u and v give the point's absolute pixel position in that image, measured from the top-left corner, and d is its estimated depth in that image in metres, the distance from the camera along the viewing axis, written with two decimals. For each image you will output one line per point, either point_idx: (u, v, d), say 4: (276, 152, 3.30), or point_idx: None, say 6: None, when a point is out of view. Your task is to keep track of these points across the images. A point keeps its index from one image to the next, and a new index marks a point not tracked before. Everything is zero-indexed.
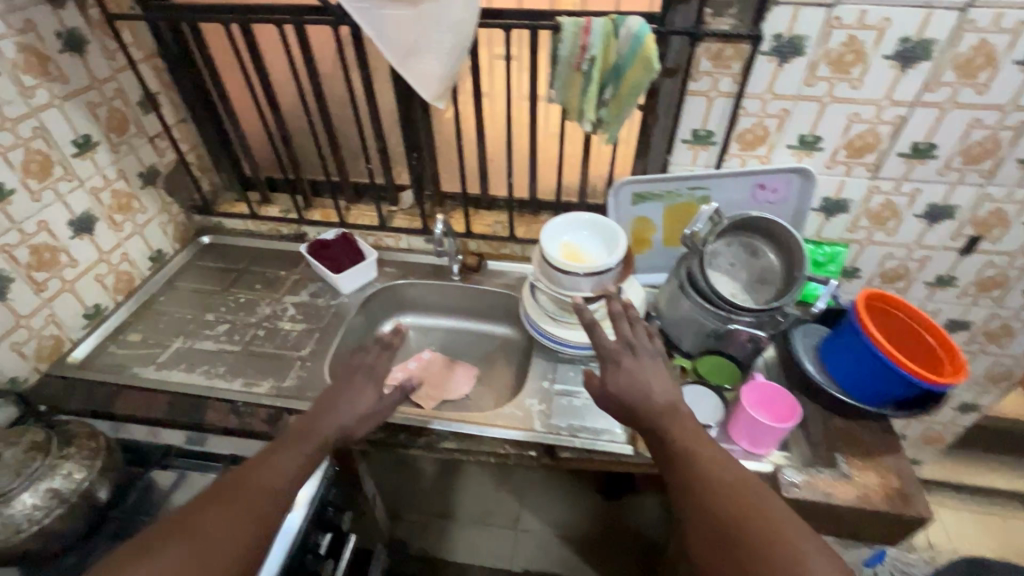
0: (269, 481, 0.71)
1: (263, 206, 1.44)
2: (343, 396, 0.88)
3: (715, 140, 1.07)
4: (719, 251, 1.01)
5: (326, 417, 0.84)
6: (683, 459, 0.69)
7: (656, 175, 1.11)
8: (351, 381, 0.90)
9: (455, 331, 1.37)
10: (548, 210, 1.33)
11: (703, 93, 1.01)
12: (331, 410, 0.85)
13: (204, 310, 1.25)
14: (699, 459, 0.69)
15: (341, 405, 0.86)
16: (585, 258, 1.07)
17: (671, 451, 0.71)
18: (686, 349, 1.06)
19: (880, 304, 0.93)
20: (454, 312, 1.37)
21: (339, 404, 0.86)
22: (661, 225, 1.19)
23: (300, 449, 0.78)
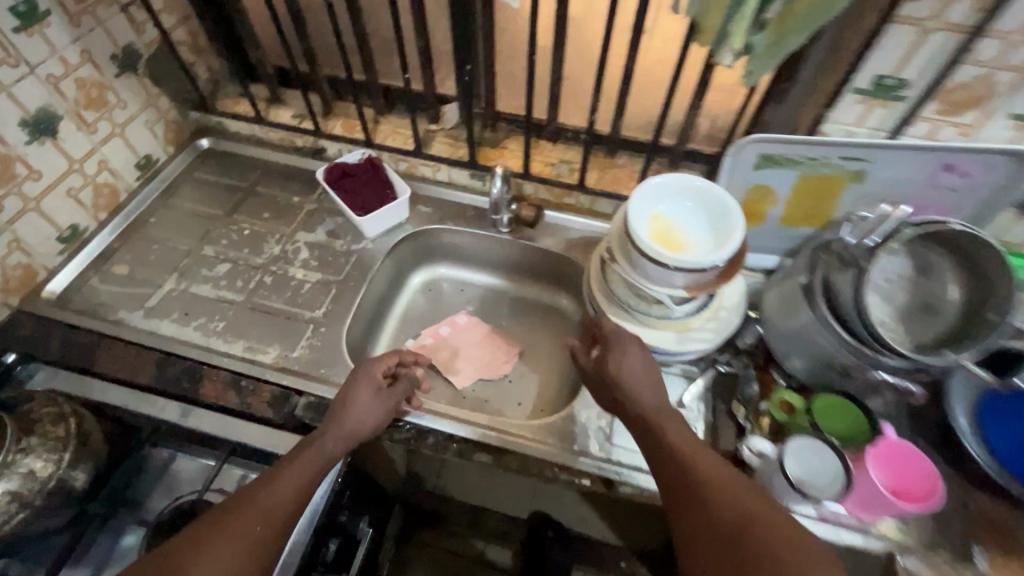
0: (282, 498, 0.62)
1: (273, 107, 1.16)
2: (346, 400, 0.74)
3: (904, 94, 0.74)
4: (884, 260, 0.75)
5: (327, 428, 0.71)
6: (674, 456, 0.63)
7: (800, 135, 0.80)
8: (352, 382, 0.77)
9: (497, 290, 1.15)
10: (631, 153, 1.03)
11: (915, 21, 0.66)
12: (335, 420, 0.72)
13: (202, 241, 1.04)
14: (692, 458, 0.62)
15: (342, 412, 0.73)
16: (682, 244, 0.81)
17: (667, 447, 0.65)
18: (794, 375, 0.84)
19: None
20: (499, 267, 1.14)
21: (345, 411, 0.73)
22: (785, 199, 0.90)
23: (306, 465, 0.67)
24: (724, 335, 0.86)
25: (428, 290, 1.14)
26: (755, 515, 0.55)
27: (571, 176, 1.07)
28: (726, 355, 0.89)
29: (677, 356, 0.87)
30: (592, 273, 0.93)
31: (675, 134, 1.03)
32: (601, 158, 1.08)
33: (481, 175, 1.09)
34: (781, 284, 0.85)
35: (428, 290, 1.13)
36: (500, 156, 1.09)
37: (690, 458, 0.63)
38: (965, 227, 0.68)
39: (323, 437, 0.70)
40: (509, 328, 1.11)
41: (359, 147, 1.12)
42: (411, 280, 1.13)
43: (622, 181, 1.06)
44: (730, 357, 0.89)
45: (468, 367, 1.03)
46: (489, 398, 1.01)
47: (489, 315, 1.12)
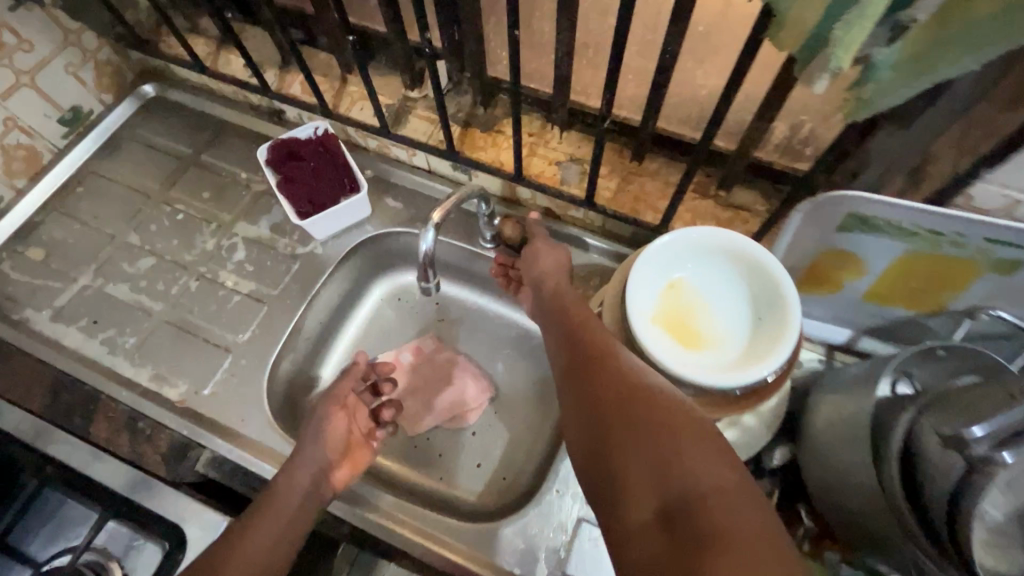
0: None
1: (223, 51, 0.93)
2: (280, 489, 0.60)
3: None
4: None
5: (282, 474, 0.61)
6: (579, 339, 0.56)
7: (924, 202, 0.50)
8: (289, 467, 0.62)
9: (480, 309, 0.91)
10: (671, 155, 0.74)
11: None
12: (262, 522, 0.57)
13: (129, 224, 0.87)
14: (595, 339, 0.55)
15: (276, 507, 0.59)
16: (703, 334, 0.57)
17: (576, 334, 0.58)
18: (829, 523, 0.61)
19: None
20: (483, 282, 0.89)
21: (275, 506, 0.59)
22: (875, 273, 0.61)
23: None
24: (745, 454, 0.63)
25: (395, 300, 0.92)
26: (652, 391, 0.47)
27: (579, 183, 0.79)
28: (743, 472, 0.66)
29: None
30: None
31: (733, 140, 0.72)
32: (625, 161, 0.79)
33: (464, 169, 0.84)
34: (840, 402, 0.60)
35: (394, 301, 0.92)
36: (491, 145, 0.83)
37: (595, 347, 0.54)
38: None
39: (252, 544, 0.56)
40: (487, 361, 0.89)
41: (319, 116, 0.88)
42: (372, 292, 0.91)
43: (647, 198, 0.77)
44: (749, 475, 0.67)
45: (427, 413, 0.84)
46: (443, 454, 0.82)
47: (465, 339, 0.90)
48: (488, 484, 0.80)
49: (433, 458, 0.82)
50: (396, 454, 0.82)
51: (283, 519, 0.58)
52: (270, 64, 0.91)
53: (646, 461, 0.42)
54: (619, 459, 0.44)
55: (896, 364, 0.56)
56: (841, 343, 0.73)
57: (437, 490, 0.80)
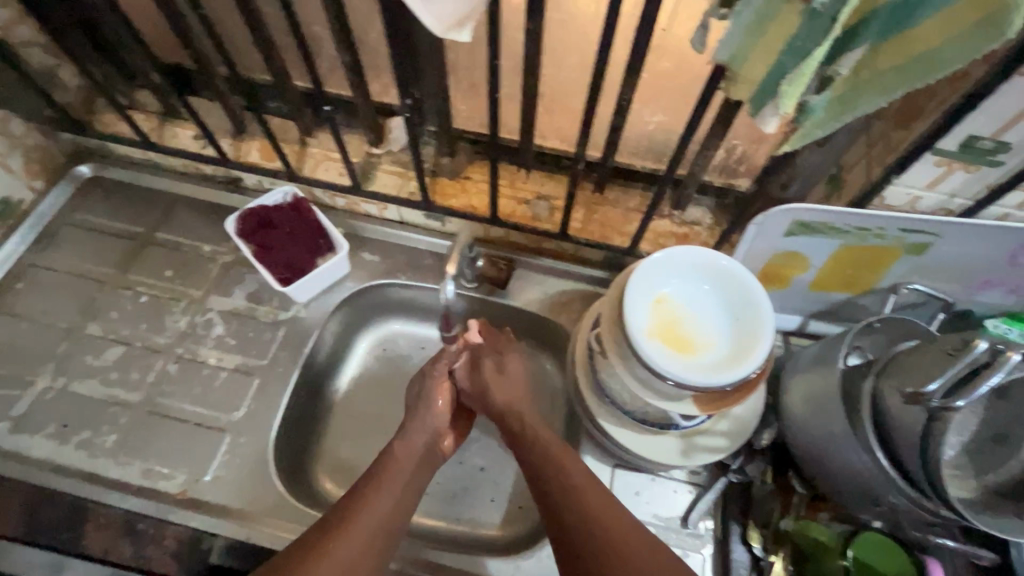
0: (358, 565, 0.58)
1: (170, 124, 0.91)
2: (402, 452, 0.69)
3: (1000, 160, 0.54)
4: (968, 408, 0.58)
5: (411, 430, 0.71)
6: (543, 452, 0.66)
7: (851, 206, 0.61)
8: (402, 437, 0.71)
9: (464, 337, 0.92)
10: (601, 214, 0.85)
11: None
12: (390, 473, 0.66)
13: (86, 314, 0.82)
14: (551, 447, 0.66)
15: (399, 464, 0.68)
16: (689, 336, 0.64)
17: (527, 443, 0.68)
18: (819, 488, 0.69)
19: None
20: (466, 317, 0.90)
21: (399, 467, 0.67)
22: (819, 267, 0.72)
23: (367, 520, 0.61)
24: (740, 440, 0.70)
25: (382, 351, 0.91)
26: (629, 530, 0.58)
27: (551, 219, 0.85)
28: (738, 459, 0.73)
29: (681, 467, 0.71)
30: (577, 359, 0.74)
31: (681, 166, 0.82)
32: (588, 192, 0.87)
33: (438, 217, 0.88)
34: (809, 379, 0.69)
35: (381, 353, 0.91)
36: (461, 192, 0.87)
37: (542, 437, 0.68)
38: None
39: (382, 491, 0.64)
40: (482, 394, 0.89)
41: (284, 180, 0.88)
42: (358, 346, 0.90)
43: (613, 224, 0.85)
44: (743, 461, 0.73)
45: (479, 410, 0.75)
46: (457, 494, 0.82)
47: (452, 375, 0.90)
48: (505, 514, 0.81)
49: (449, 501, 0.82)
50: (411, 506, 0.82)
51: (406, 474, 0.67)
52: (223, 133, 0.90)
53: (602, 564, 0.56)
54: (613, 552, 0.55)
55: (849, 336, 0.66)
56: (793, 327, 0.83)
57: (458, 531, 0.80)
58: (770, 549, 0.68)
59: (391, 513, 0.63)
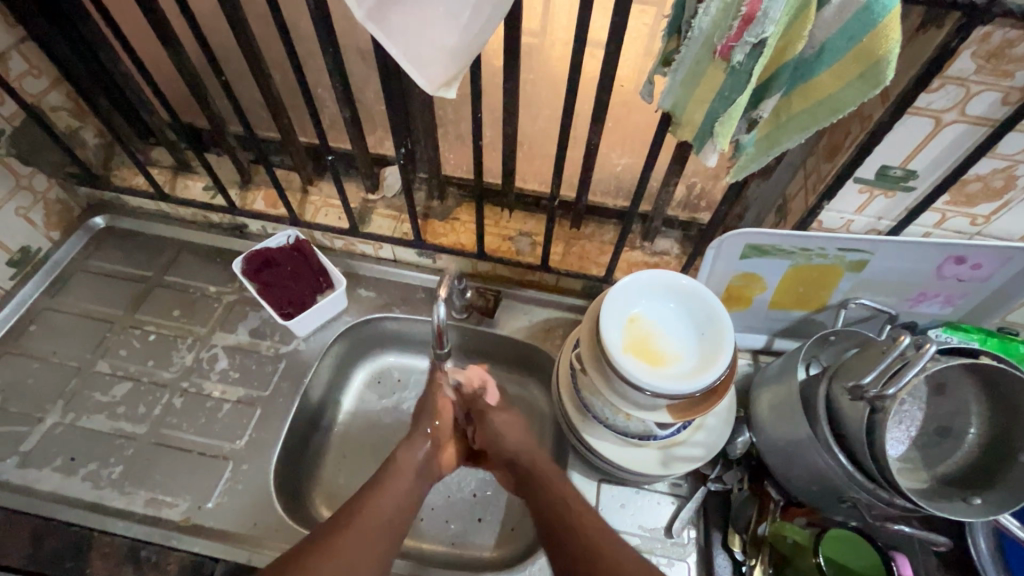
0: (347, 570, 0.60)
1: (180, 177, 0.98)
2: (397, 465, 0.72)
3: (912, 185, 0.64)
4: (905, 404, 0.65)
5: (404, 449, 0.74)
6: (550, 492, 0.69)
7: (793, 229, 0.70)
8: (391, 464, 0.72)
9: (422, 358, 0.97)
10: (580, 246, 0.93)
11: (934, 113, 0.55)
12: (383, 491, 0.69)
13: (96, 353, 0.87)
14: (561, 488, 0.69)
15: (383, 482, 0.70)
16: (663, 354, 0.70)
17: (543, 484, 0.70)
18: (793, 494, 0.73)
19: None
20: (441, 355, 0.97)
21: (390, 481, 0.70)
22: (775, 286, 0.80)
23: (361, 530, 0.64)
24: (715, 450, 0.75)
25: (376, 382, 0.95)
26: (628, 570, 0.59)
27: (533, 253, 0.93)
28: (716, 469, 0.78)
29: (662, 477, 0.76)
30: (561, 380, 0.80)
31: (647, 202, 0.91)
32: (566, 228, 0.95)
33: (428, 254, 0.95)
34: (773, 391, 0.75)
35: (375, 384, 0.95)
36: (450, 230, 0.94)
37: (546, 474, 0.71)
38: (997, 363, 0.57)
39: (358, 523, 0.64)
40: None
41: (285, 225, 0.96)
42: (355, 378, 0.95)
43: (590, 256, 0.93)
44: (721, 471, 0.78)
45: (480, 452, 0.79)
46: (451, 519, 0.85)
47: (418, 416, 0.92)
48: (498, 535, 0.84)
49: (442, 525, 0.84)
50: (404, 531, 0.84)
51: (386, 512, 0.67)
52: (230, 184, 0.98)
53: None
54: None
55: (805, 349, 0.73)
56: (761, 346, 0.90)
57: (453, 554, 0.83)
58: (750, 553, 0.72)
59: (379, 524, 0.66)
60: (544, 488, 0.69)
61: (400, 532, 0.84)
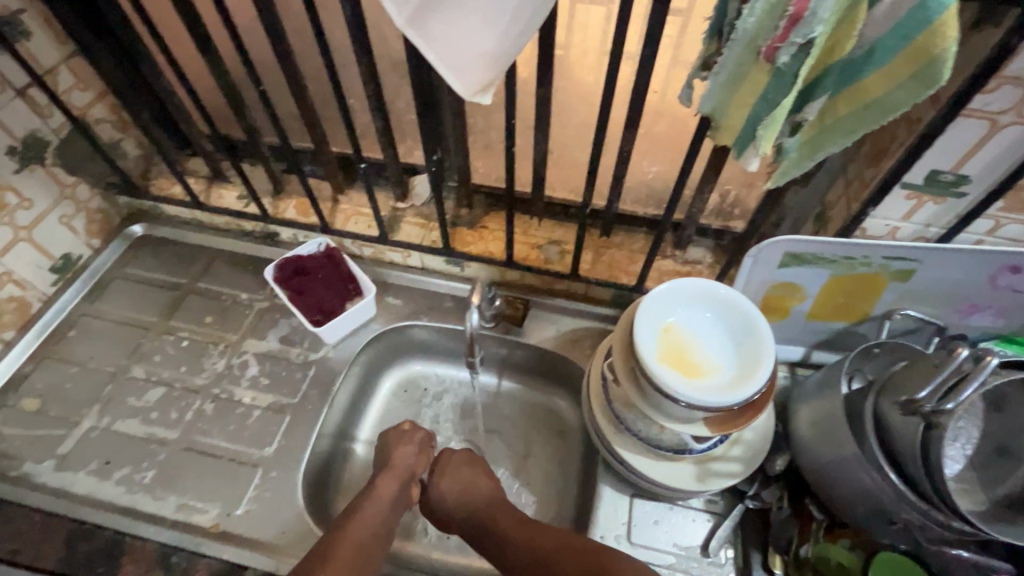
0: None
1: (215, 187, 1.00)
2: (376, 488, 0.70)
3: (963, 190, 0.61)
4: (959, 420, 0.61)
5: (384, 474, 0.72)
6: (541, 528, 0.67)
7: (835, 237, 0.68)
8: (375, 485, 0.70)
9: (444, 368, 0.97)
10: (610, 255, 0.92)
11: (989, 114, 0.53)
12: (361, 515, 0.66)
13: (131, 358, 0.89)
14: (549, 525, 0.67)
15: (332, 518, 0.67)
16: (699, 365, 0.68)
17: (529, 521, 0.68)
18: (837, 514, 0.70)
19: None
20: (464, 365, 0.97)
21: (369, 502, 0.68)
22: (814, 296, 0.77)
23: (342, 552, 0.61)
24: (754, 466, 0.72)
25: (402, 392, 0.95)
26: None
27: (561, 261, 0.92)
28: (754, 485, 0.75)
29: (698, 493, 0.73)
30: (592, 391, 0.78)
31: (679, 210, 0.89)
32: (595, 237, 0.94)
33: (457, 262, 0.95)
34: (814, 406, 0.72)
35: (402, 394, 0.95)
36: (478, 238, 0.94)
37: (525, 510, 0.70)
38: None
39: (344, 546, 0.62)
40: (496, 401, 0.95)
41: (315, 233, 0.97)
42: (381, 387, 0.95)
43: (620, 265, 0.92)
44: (759, 487, 0.75)
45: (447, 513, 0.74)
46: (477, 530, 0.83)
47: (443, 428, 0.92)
48: None
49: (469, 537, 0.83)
50: (432, 544, 0.83)
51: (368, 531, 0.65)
52: (263, 193, 1.00)
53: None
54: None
55: (848, 362, 0.70)
56: (798, 358, 0.87)
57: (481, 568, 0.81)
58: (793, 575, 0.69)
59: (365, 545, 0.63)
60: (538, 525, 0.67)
61: (427, 544, 0.83)
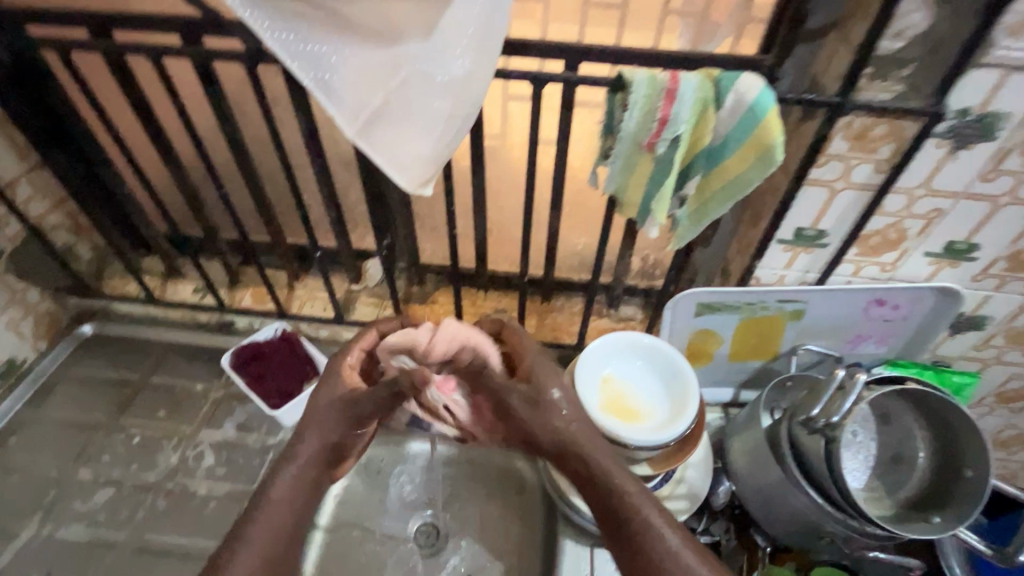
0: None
1: (169, 282, 1.04)
2: None
3: (825, 242, 0.75)
4: (857, 432, 0.70)
5: None
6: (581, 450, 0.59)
7: (734, 287, 0.79)
8: None
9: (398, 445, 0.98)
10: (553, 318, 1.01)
11: (826, 183, 0.68)
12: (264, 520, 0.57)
13: (77, 460, 0.87)
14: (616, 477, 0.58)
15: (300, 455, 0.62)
16: (637, 410, 0.75)
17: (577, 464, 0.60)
18: (778, 539, 0.76)
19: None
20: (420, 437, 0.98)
21: None
22: (729, 340, 0.88)
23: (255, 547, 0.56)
24: (698, 502, 0.78)
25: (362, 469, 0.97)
26: None
27: None
28: (703, 521, 0.80)
29: None
30: None
31: (608, 274, 1.00)
32: (537, 303, 1.03)
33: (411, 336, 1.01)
34: (743, 439, 0.80)
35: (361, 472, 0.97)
36: (430, 313, 1.01)
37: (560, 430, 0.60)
38: (921, 386, 0.64)
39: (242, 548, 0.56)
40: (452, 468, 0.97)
41: (272, 319, 1.01)
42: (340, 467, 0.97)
43: (562, 326, 1.00)
44: (707, 523, 0.81)
45: (487, 400, 0.66)
46: None
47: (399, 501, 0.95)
48: None
49: None
50: None
51: None
52: (219, 284, 1.03)
53: None
54: None
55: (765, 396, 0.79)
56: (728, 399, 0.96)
57: None
58: None
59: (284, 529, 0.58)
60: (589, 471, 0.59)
61: None
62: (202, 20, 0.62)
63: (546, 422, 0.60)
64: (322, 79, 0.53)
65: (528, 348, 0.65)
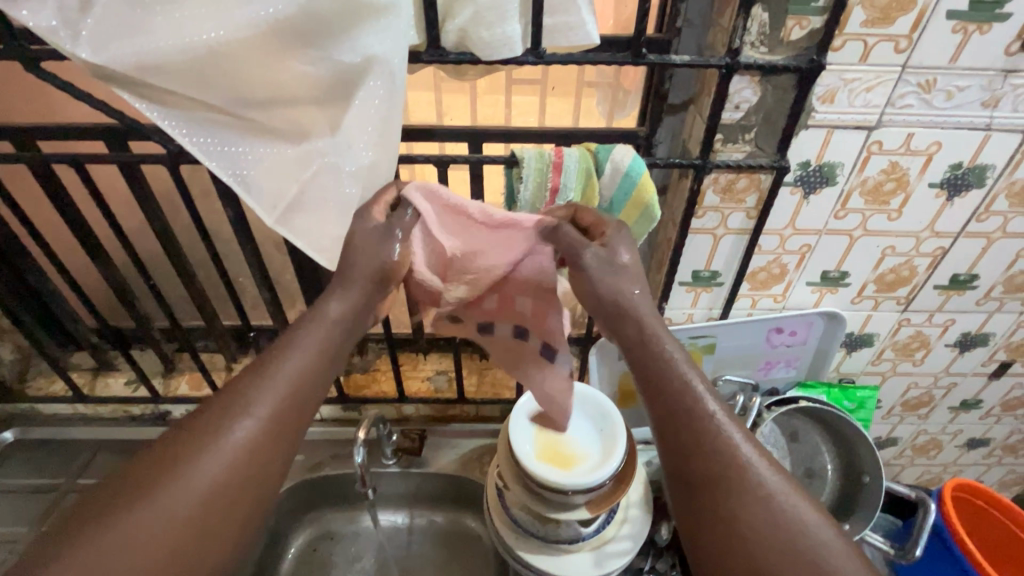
0: (181, 507, 0.48)
1: (100, 376, 1.02)
2: None
3: (720, 281, 0.84)
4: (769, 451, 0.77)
5: None
6: (661, 363, 0.57)
7: None
8: None
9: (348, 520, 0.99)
10: (492, 373, 1.04)
11: (708, 230, 0.77)
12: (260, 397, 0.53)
13: None
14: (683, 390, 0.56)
15: (317, 325, 0.59)
16: (572, 454, 0.78)
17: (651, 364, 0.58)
18: None
19: (967, 494, 0.82)
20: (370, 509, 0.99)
21: None
22: None
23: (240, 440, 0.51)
24: (641, 539, 0.81)
25: (311, 552, 0.97)
26: (750, 505, 0.51)
27: (450, 388, 1.02)
28: (648, 559, 0.83)
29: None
30: (491, 503, 0.84)
31: None
32: (476, 360, 1.06)
33: (354, 406, 1.01)
34: None
35: (311, 553, 0.96)
36: (373, 381, 1.03)
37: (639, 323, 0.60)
38: (810, 403, 0.72)
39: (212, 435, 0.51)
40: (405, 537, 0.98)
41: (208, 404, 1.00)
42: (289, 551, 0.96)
43: (502, 381, 1.04)
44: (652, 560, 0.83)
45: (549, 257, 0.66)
46: None
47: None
48: None
49: None
50: None
51: None
52: (154, 373, 1.02)
53: (759, 523, 0.50)
54: (742, 524, 0.50)
55: None
56: None
57: None
58: None
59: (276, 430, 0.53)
60: (666, 371, 0.57)
61: None
62: (122, 131, 0.67)
63: (613, 287, 0.61)
64: (242, 176, 0.56)
65: (607, 224, 0.64)
